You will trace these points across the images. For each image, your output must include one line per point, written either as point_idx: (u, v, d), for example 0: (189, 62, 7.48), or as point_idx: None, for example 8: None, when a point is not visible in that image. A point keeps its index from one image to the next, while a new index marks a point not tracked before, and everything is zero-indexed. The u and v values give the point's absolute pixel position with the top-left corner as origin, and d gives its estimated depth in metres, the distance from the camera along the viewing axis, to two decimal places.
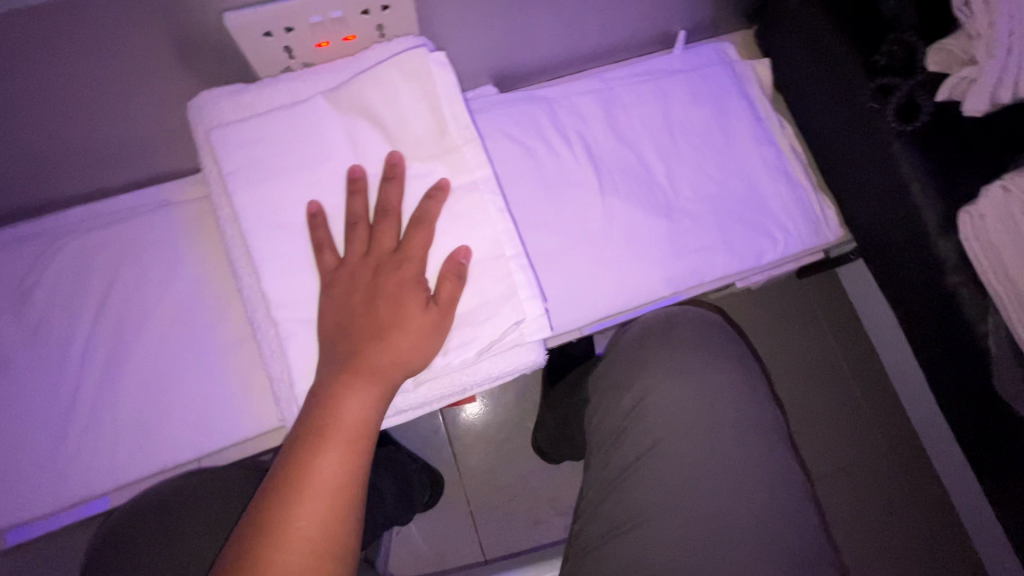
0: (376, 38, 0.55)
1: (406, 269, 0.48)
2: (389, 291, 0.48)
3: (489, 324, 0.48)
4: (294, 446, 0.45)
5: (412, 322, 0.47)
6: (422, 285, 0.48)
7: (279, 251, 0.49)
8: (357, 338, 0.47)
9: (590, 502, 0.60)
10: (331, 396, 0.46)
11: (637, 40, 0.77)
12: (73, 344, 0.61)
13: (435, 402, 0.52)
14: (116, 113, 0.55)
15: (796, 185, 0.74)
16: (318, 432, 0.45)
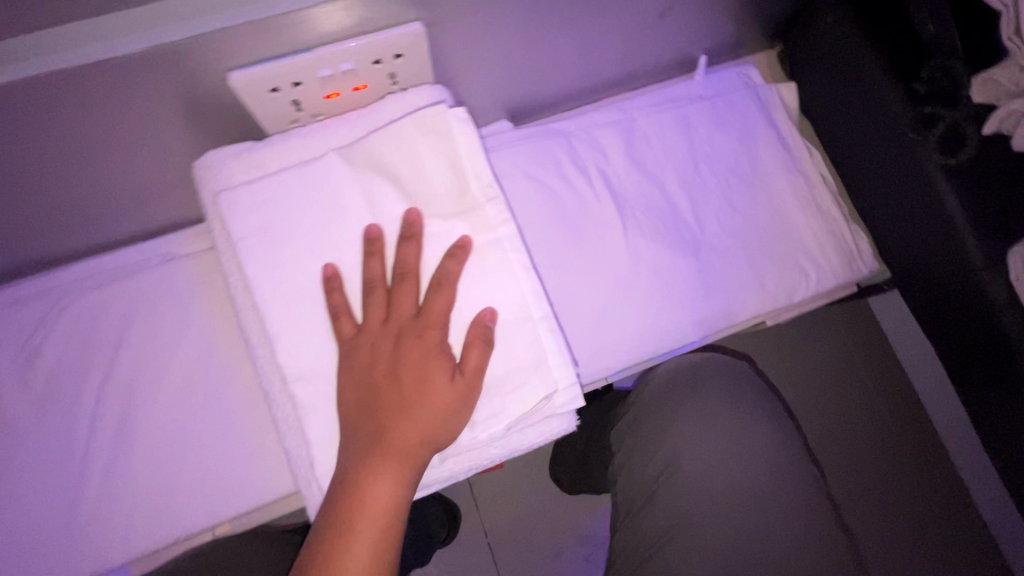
0: (389, 86, 0.52)
1: (429, 338, 0.46)
2: (413, 363, 0.46)
3: (518, 394, 0.46)
4: (322, 537, 0.43)
5: (437, 399, 0.44)
6: (447, 356, 0.45)
7: (294, 321, 0.46)
8: (381, 417, 0.45)
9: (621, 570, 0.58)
10: (356, 482, 0.44)
11: (657, 66, 0.74)
12: (80, 409, 0.58)
13: (461, 473, 0.50)
14: (116, 170, 0.52)
15: (827, 216, 0.70)
16: (347, 522, 0.43)
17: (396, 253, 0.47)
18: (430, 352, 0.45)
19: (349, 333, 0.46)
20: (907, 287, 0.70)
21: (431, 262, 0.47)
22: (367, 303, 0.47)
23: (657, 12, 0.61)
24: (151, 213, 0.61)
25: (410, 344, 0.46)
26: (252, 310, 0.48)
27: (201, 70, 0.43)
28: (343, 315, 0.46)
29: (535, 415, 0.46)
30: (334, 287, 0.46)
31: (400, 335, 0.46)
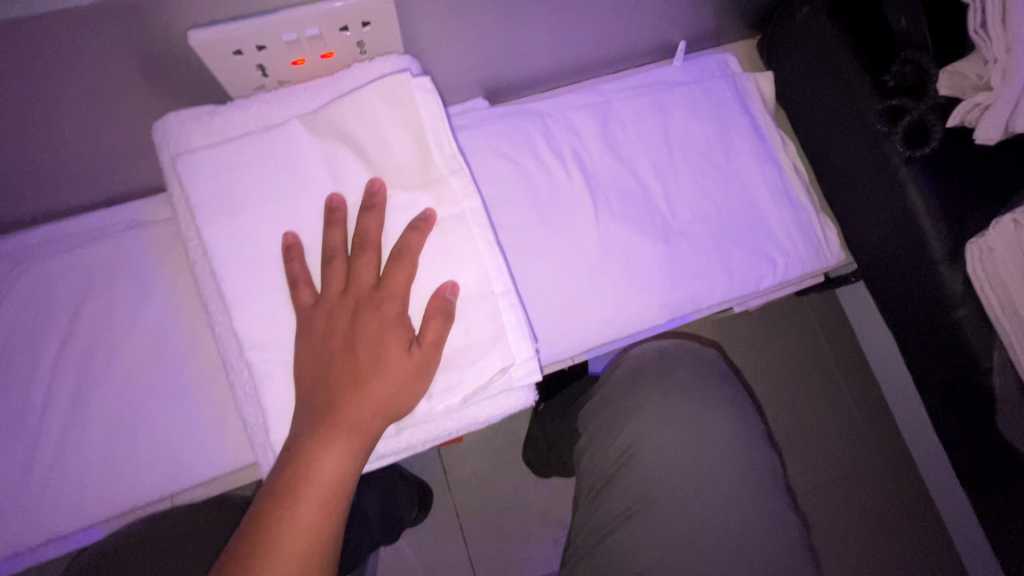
0: (358, 55, 0.51)
1: (388, 310, 0.45)
2: (370, 335, 0.45)
3: (475, 369, 0.46)
4: (266, 502, 0.43)
5: (393, 373, 0.44)
6: (405, 329, 0.45)
7: (252, 289, 0.46)
8: (336, 388, 0.45)
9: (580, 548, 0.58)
10: (307, 451, 0.43)
11: (636, 51, 0.73)
12: (36, 375, 0.57)
13: (420, 445, 0.50)
14: (75, 131, 0.51)
15: (797, 206, 0.71)
16: (291, 488, 0.43)
17: (358, 223, 0.46)
18: (387, 324, 0.45)
19: (308, 302, 0.46)
20: (872, 280, 0.71)
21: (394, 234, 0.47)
22: (327, 273, 0.46)
23: None
24: (114, 179, 0.60)
25: (368, 315, 0.46)
26: (212, 277, 0.48)
27: (159, 29, 0.42)
28: (302, 285, 0.46)
29: (491, 387, 0.47)
30: (294, 255, 0.46)
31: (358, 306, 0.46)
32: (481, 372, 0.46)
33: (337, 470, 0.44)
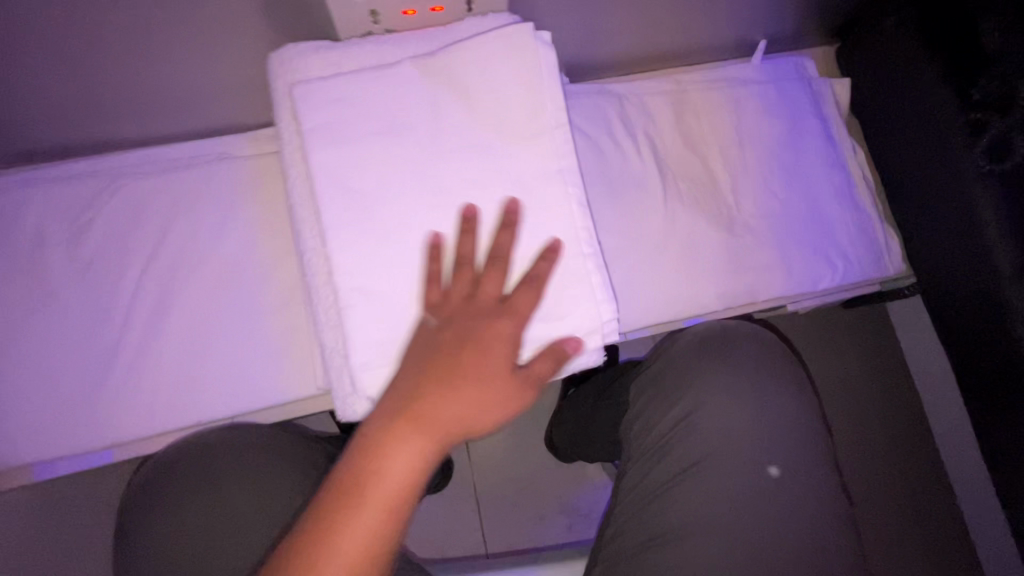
0: (464, 12, 0.52)
1: (495, 312, 0.46)
2: (470, 338, 0.46)
3: (556, 321, 0.47)
4: (329, 498, 0.42)
5: (480, 375, 0.46)
6: (511, 330, 0.46)
7: (345, 220, 0.48)
8: (425, 379, 0.45)
9: (622, 507, 0.55)
10: (383, 439, 0.44)
11: (717, 45, 0.74)
12: (120, 288, 0.60)
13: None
14: (189, 59, 0.54)
15: (862, 213, 0.71)
16: (358, 489, 0.42)
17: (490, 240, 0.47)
18: (494, 335, 0.46)
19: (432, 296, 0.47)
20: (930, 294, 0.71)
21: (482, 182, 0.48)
22: (458, 274, 0.47)
23: None
24: (209, 112, 0.62)
25: (478, 323, 0.46)
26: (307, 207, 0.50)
27: None
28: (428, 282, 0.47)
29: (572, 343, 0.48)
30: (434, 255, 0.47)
31: (478, 312, 0.47)
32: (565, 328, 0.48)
33: (406, 472, 0.43)
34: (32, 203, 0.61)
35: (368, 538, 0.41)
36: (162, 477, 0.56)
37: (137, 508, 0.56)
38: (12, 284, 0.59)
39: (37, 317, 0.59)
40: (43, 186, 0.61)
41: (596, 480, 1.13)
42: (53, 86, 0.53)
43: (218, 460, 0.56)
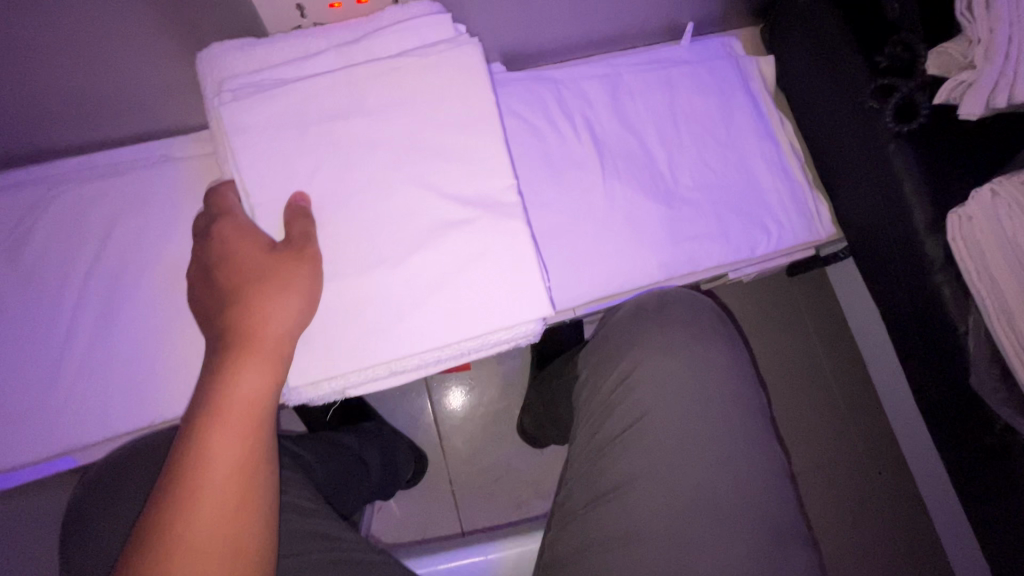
0: (390, 2, 0.54)
1: (259, 312, 0.43)
2: (223, 360, 0.43)
3: (483, 268, 0.48)
4: (161, 498, 0.39)
5: (270, 388, 0.43)
6: (291, 327, 0.44)
7: (268, 215, 0.47)
8: (211, 395, 0.42)
9: (575, 468, 0.58)
10: (194, 461, 0.40)
11: (648, 29, 0.77)
12: (63, 296, 0.60)
13: (409, 374, 0.51)
14: (118, 67, 0.54)
15: (793, 182, 0.75)
16: (183, 483, 0.39)
17: None
18: None
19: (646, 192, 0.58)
20: (861, 251, 0.75)
21: (407, 152, 0.49)
22: None
23: None
24: (146, 114, 0.62)
25: None
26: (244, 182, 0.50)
27: None
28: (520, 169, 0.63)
29: (505, 294, 0.48)
30: None
31: None
32: (478, 272, 0.48)
33: (232, 473, 0.40)
34: None
35: (171, 536, 0.38)
36: (126, 464, 0.57)
37: (98, 502, 0.55)
38: None
39: None
40: None
41: None
42: None
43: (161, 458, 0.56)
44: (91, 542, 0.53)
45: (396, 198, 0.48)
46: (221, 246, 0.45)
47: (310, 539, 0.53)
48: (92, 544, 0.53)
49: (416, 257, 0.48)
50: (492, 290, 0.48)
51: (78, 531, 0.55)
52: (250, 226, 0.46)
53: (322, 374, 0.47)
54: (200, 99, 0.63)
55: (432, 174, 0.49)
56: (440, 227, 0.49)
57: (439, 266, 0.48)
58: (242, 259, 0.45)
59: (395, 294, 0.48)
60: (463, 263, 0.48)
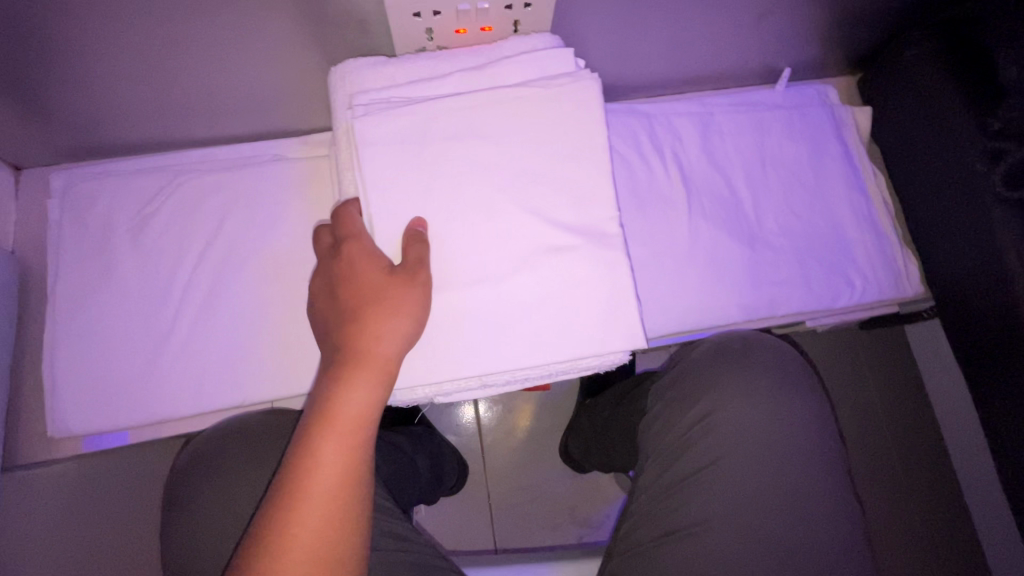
0: (511, 32, 0.56)
1: (372, 331, 0.46)
2: (338, 372, 0.46)
3: (579, 295, 0.50)
4: (276, 497, 0.42)
5: (375, 403, 0.45)
6: (398, 346, 0.46)
7: (387, 234, 0.50)
8: (322, 404, 0.45)
9: (639, 503, 0.59)
10: (307, 466, 0.43)
11: (744, 71, 0.78)
12: (175, 276, 0.65)
13: (498, 387, 0.54)
14: (254, 72, 0.59)
15: (881, 236, 0.74)
16: (296, 487, 0.42)
17: None
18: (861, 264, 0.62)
19: None
20: (947, 314, 0.73)
21: (516, 177, 0.52)
22: None
23: (757, 14, 0.65)
24: (265, 115, 0.67)
25: None
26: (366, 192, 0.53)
27: None
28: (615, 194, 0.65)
29: (598, 321, 0.50)
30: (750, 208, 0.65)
31: None
32: (574, 298, 0.51)
33: (338, 480, 0.43)
34: (102, 193, 0.66)
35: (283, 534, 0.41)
36: (221, 443, 0.61)
37: (192, 474, 0.60)
38: (76, 268, 0.64)
39: (97, 297, 0.64)
40: (112, 179, 0.67)
41: (610, 493, 1.13)
42: (128, 94, 0.59)
43: (255, 441, 0.61)
44: (195, 513, 0.58)
45: (502, 219, 0.51)
46: (343, 264, 0.49)
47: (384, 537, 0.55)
48: (189, 514, 0.58)
49: (516, 277, 0.50)
50: (586, 317, 0.50)
51: (174, 500, 0.60)
52: (372, 245, 0.49)
53: (420, 379, 0.50)
54: (316, 106, 0.67)
55: (538, 199, 0.51)
56: (540, 250, 0.51)
57: (537, 289, 0.51)
58: (361, 278, 0.47)
59: (494, 311, 0.50)
60: (561, 288, 0.50)
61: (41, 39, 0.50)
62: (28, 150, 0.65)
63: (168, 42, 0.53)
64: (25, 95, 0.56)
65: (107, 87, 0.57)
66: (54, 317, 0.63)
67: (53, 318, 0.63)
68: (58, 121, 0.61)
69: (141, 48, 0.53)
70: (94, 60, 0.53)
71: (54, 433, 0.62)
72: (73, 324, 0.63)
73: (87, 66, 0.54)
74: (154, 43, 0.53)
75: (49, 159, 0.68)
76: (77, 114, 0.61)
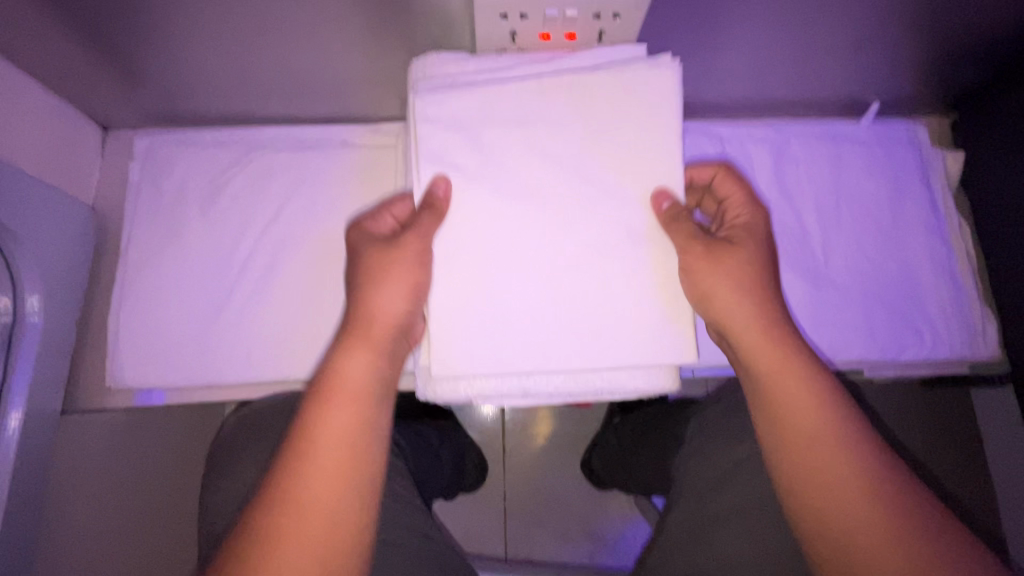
0: (595, 42, 0.55)
1: (376, 294, 0.51)
2: (359, 297, 0.52)
3: (629, 321, 0.53)
4: (310, 396, 0.49)
5: (401, 312, 0.51)
6: (400, 303, 0.51)
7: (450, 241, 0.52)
8: (355, 318, 0.52)
9: (669, 534, 0.59)
10: (335, 372, 0.49)
11: (829, 101, 0.74)
12: (237, 247, 0.67)
13: (537, 398, 0.55)
14: (332, 58, 0.60)
15: (960, 290, 0.69)
16: (327, 388, 0.48)
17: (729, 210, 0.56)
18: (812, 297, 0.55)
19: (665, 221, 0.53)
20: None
21: None
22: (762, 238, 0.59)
23: (856, 42, 0.61)
24: (338, 99, 0.68)
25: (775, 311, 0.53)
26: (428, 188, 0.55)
27: None
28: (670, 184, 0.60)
29: (644, 348, 0.53)
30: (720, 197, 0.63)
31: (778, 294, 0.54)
32: (623, 325, 0.53)
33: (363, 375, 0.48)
34: (180, 160, 0.69)
35: (316, 423, 0.46)
36: (264, 419, 0.64)
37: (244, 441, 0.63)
38: (148, 230, 0.67)
39: (162, 260, 0.66)
40: (190, 147, 0.69)
41: (626, 513, 1.11)
42: (212, 68, 0.61)
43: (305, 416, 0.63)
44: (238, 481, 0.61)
45: None
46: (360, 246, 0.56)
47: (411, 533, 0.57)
48: (236, 479, 0.61)
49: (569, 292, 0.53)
50: (632, 342, 0.53)
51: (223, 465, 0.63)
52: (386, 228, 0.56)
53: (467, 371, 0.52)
54: (386, 96, 0.67)
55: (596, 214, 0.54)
56: (594, 268, 0.54)
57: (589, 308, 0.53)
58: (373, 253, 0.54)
59: (545, 324, 0.52)
60: (610, 311, 0.53)
61: (132, 8, 0.51)
62: (116, 111, 0.68)
63: (256, 22, 0.54)
64: (116, 60, 0.59)
65: (193, 59, 0.59)
66: (123, 273, 0.66)
67: (123, 275, 0.66)
68: (144, 86, 0.63)
69: (231, 24, 0.54)
70: (184, 31, 0.55)
71: (112, 383, 0.65)
72: (141, 283, 0.66)
73: (179, 40, 0.56)
74: (240, 20, 0.53)
75: (133, 121, 0.71)
76: (163, 82, 0.63)
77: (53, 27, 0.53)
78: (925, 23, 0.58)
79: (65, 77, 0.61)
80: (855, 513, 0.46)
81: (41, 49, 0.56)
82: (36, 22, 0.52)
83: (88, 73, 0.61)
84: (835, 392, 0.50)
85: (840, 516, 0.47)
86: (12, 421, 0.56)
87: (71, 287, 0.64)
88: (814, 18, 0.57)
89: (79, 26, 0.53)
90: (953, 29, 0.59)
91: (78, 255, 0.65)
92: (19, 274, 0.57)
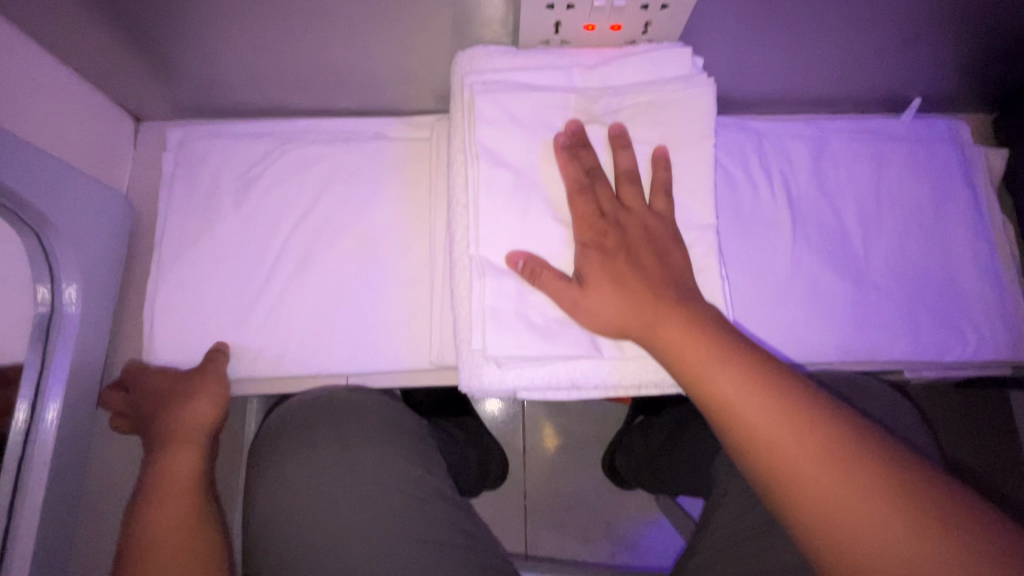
0: (641, 34, 0.54)
1: (177, 405, 0.58)
2: (164, 404, 0.59)
3: None
4: (133, 497, 0.53)
5: (205, 420, 0.58)
6: (191, 417, 0.58)
7: (493, 235, 0.51)
8: (167, 416, 0.58)
9: (712, 537, 0.60)
10: (161, 473, 0.54)
11: (869, 98, 0.73)
12: (271, 241, 0.66)
13: (584, 394, 0.54)
14: (369, 51, 0.59)
15: (1004, 291, 0.68)
16: (150, 493, 0.53)
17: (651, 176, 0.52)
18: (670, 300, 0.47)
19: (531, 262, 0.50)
20: None
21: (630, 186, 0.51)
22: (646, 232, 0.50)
23: (905, 37, 0.60)
24: (373, 92, 0.67)
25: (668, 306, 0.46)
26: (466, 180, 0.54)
27: None
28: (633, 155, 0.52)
29: None
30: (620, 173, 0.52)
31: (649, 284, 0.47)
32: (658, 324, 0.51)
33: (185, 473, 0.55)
34: (215, 152, 0.68)
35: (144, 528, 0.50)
36: (298, 415, 0.62)
37: (279, 440, 0.61)
38: (181, 222, 0.67)
39: (195, 252, 0.66)
40: (223, 139, 0.69)
41: (648, 514, 1.10)
42: (247, 61, 0.60)
43: (346, 417, 0.61)
44: (273, 479, 0.59)
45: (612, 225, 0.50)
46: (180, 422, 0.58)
47: (457, 533, 0.58)
48: (272, 476, 0.59)
49: None
50: None
51: (262, 463, 0.60)
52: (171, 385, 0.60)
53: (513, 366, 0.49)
54: (422, 90, 0.67)
55: (646, 209, 0.51)
56: None
57: None
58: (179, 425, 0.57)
59: None
60: None
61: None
62: (150, 103, 0.68)
63: (295, 15, 0.53)
64: (152, 52, 0.58)
65: (228, 52, 0.59)
66: (156, 265, 0.66)
67: (155, 267, 0.66)
68: (179, 78, 0.63)
69: (269, 16, 0.53)
70: (222, 24, 0.54)
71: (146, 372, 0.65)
72: (175, 275, 0.65)
73: (216, 32, 0.55)
74: (279, 14, 0.53)
75: (166, 112, 0.71)
76: (198, 75, 0.63)
77: (92, 17, 0.53)
78: (978, 17, 0.56)
79: (101, 68, 0.61)
80: (900, 531, 0.36)
81: (78, 40, 0.56)
82: (76, 15, 0.52)
83: (123, 65, 0.60)
84: (807, 395, 0.42)
85: (844, 535, 0.37)
86: (50, 414, 0.56)
87: (106, 279, 0.64)
88: (863, 11, 0.55)
89: (118, 17, 0.53)
90: (1007, 22, 0.57)
91: (113, 247, 0.65)
92: (57, 264, 0.57)
